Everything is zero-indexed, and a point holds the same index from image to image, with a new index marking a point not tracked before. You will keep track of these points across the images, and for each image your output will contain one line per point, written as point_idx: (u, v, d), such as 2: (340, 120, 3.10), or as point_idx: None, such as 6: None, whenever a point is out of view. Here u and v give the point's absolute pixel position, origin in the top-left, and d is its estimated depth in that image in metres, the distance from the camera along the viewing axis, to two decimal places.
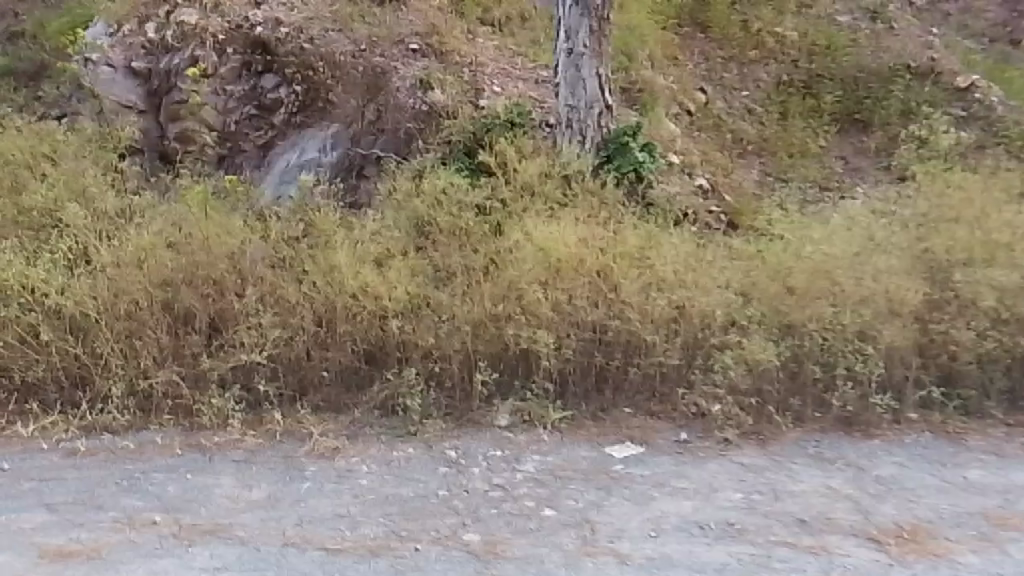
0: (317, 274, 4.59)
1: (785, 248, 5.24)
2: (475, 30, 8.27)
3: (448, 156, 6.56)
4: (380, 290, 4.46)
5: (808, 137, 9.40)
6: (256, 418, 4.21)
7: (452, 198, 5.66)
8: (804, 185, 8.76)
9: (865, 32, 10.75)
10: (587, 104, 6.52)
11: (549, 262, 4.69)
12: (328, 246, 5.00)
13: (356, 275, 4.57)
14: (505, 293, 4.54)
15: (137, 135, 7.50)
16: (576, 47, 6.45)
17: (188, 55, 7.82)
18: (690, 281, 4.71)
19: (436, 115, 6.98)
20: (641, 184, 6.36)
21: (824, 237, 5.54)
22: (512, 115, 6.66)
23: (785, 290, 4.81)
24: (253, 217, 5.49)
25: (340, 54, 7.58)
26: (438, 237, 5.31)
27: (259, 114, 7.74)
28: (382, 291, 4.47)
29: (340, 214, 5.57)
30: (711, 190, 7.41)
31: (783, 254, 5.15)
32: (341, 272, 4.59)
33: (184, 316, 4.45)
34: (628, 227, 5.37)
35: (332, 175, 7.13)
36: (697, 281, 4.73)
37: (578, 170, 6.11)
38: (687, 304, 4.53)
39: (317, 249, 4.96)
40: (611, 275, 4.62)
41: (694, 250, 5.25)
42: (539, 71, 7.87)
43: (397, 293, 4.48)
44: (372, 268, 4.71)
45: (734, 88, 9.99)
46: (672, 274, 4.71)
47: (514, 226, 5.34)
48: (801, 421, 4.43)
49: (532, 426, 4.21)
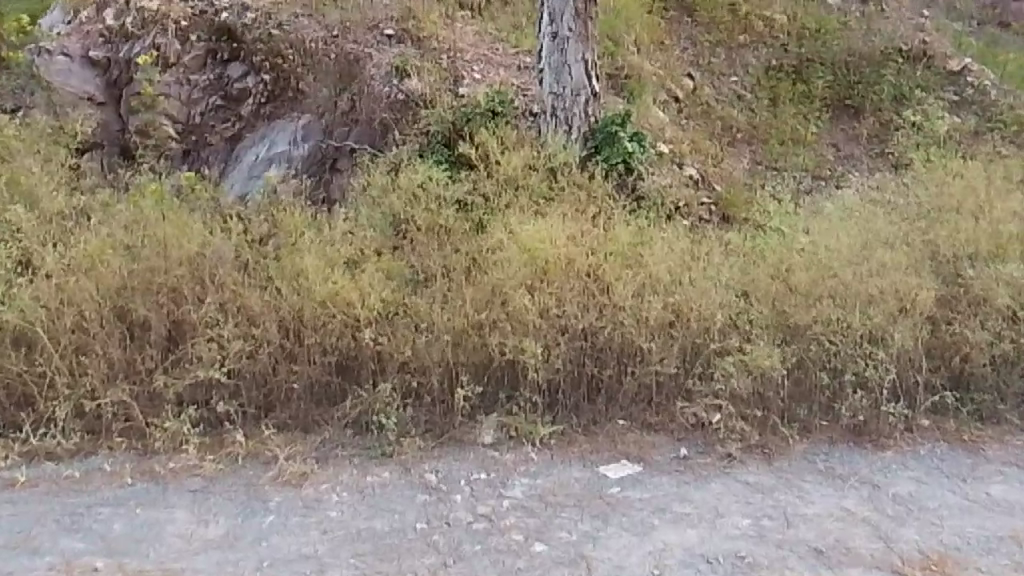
0: (285, 282, 4.31)
1: (779, 252, 5.04)
2: (454, 14, 7.85)
3: (427, 147, 6.16)
4: (352, 297, 4.12)
5: (800, 123, 9.09)
6: (217, 440, 3.87)
7: (431, 193, 5.33)
8: (796, 174, 8.44)
9: (855, 16, 10.49)
10: (573, 91, 6.16)
11: (534, 265, 4.39)
12: (296, 250, 4.62)
13: (327, 282, 4.23)
14: (488, 298, 4.21)
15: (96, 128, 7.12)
16: (560, 31, 6.10)
17: (149, 42, 7.40)
18: (686, 282, 4.41)
19: (413, 104, 6.57)
20: (631, 176, 6.02)
21: (820, 242, 5.30)
22: (494, 103, 6.27)
23: (786, 290, 4.56)
24: (214, 217, 5.10)
25: (311, 41, 7.16)
26: (416, 235, 4.95)
27: (225, 105, 7.35)
28: (354, 297, 4.13)
29: (310, 216, 5.20)
30: (701, 180, 7.09)
31: (777, 257, 4.94)
32: (312, 279, 4.28)
33: (137, 328, 4.10)
34: (618, 223, 5.05)
35: (305, 170, 6.75)
36: (694, 282, 4.43)
37: (564, 162, 5.77)
38: (684, 306, 4.22)
39: (285, 255, 4.57)
40: (602, 279, 4.33)
41: (690, 247, 4.93)
42: (521, 58, 7.50)
43: (370, 301, 4.15)
44: (344, 273, 4.39)
45: (722, 73, 9.65)
46: (667, 276, 4.42)
47: (498, 223, 4.99)
48: (808, 430, 4.12)
49: (519, 443, 3.87)
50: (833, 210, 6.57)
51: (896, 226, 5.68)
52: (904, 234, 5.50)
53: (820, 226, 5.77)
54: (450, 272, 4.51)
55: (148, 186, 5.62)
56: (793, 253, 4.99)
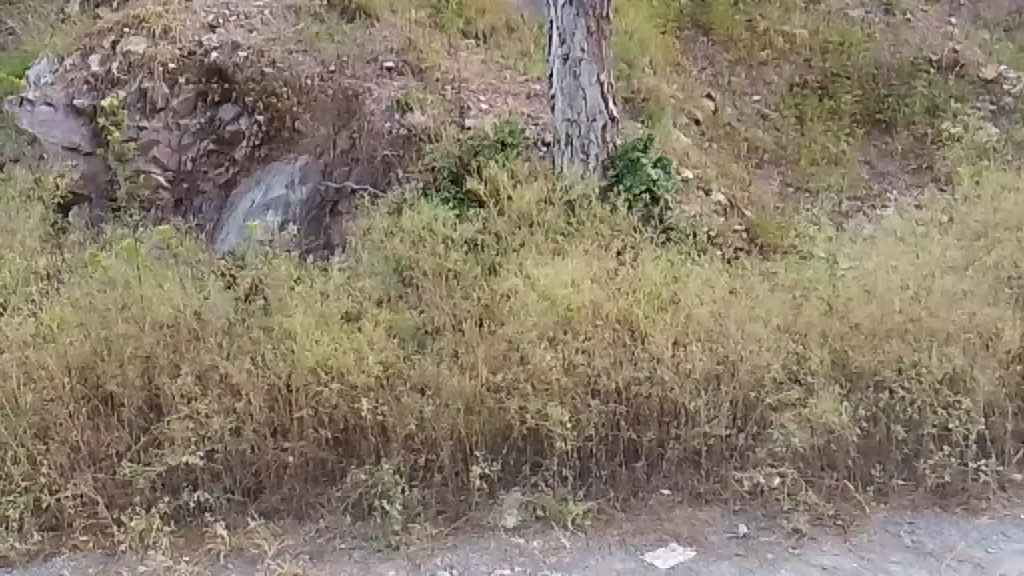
0: (272, 346, 3.78)
1: (830, 285, 4.48)
2: (458, 44, 7.41)
3: (433, 184, 5.63)
4: (348, 362, 3.58)
5: (829, 141, 8.52)
6: (197, 536, 3.33)
7: (438, 235, 4.82)
8: (829, 195, 7.86)
9: (879, 27, 9.95)
10: (589, 116, 5.63)
11: (556, 314, 3.85)
12: (285, 305, 4.09)
13: (318, 345, 3.70)
14: (505, 354, 3.66)
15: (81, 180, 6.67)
16: (572, 52, 5.57)
17: (136, 87, 6.98)
18: (731, 326, 3.83)
19: (416, 139, 6.10)
20: (657, 207, 5.46)
21: (875, 271, 4.71)
22: (501, 134, 5.73)
23: (847, 328, 3.97)
24: (198, 272, 4.59)
25: (307, 78, 6.73)
26: (421, 283, 4.42)
27: (218, 149, 6.92)
28: (350, 362, 3.60)
29: (301, 267, 4.66)
30: (730, 206, 6.50)
31: (830, 292, 4.36)
32: (301, 342, 3.74)
33: (104, 407, 3.59)
34: (647, 259, 4.50)
35: (303, 217, 6.28)
36: (740, 325, 3.85)
37: (583, 194, 5.25)
38: (731, 354, 3.65)
39: (274, 315, 4.04)
40: (633, 328, 3.78)
41: (730, 284, 4.36)
42: (530, 85, 7.02)
43: (369, 365, 3.60)
44: (340, 331, 3.85)
45: (743, 92, 9.13)
46: (709, 321, 3.85)
47: (512, 267, 4.44)
48: (885, 496, 3.49)
49: (548, 526, 3.30)
50: (877, 236, 5.99)
51: (954, 250, 5.09)
52: (964, 259, 4.91)
53: (869, 254, 5.21)
54: (460, 325, 3.96)
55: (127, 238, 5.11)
56: (847, 288, 4.42)
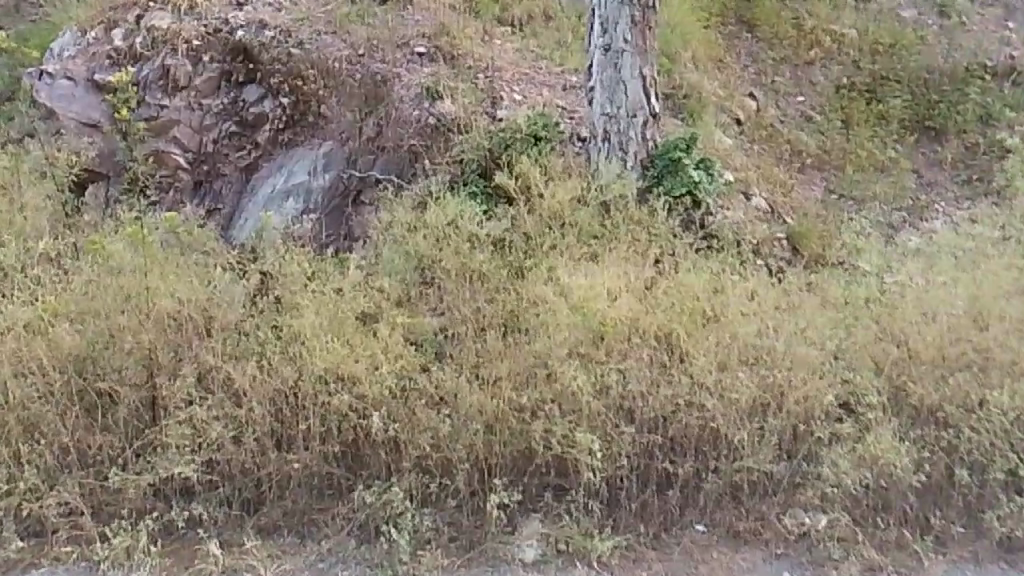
0: (281, 349, 3.51)
1: (884, 307, 4.13)
2: (492, 31, 7.09)
3: (460, 177, 5.31)
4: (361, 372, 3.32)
5: (876, 147, 8.10)
6: (187, 552, 3.06)
7: (463, 233, 4.52)
8: (873, 204, 7.45)
9: (932, 30, 9.50)
10: (629, 112, 5.30)
11: (587, 328, 3.55)
12: (296, 303, 3.82)
13: (329, 350, 3.43)
14: (531, 370, 3.37)
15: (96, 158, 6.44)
16: (614, 43, 5.24)
17: (158, 64, 6.74)
18: (779, 349, 3.51)
19: (445, 129, 5.80)
20: (698, 211, 5.12)
21: (933, 292, 4.34)
22: (534, 127, 5.41)
23: (905, 358, 3.63)
24: (207, 262, 4.32)
25: (334, 60, 6.45)
26: (444, 284, 4.13)
27: (240, 131, 6.67)
28: (363, 373, 3.33)
29: (317, 262, 4.38)
30: (769, 211, 6.14)
31: (886, 313, 4.01)
32: (313, 346, 3.47)
33: (98, 407, 3.34)
34: (687, 270, 4.19)
35: (324, 205, 6.02)
36: (789, 348, 3.53)
37: (619, 195, 4.92)
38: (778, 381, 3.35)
39: (286, 314, 3.77)
40: (672, 347, 3.48)
41: (776, 302, 4.03)
42: (566, 76, 6.68)
43: (384, 375, 3.33)
44: (354, 335, 3.57)
45: (787, 92, 8.72)
46: (755, 342, 3.53)
47: (542, 272, 4.14)
48: (945, 546, 3.14)
49: (570, 563, 3.00)
50: (928, 252, 5.61)
51: (1016, 273, 4.70)
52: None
53: (923, 274, 4.85)
54: (484, 333, 3.67)
55: (137, 222, 4.87)
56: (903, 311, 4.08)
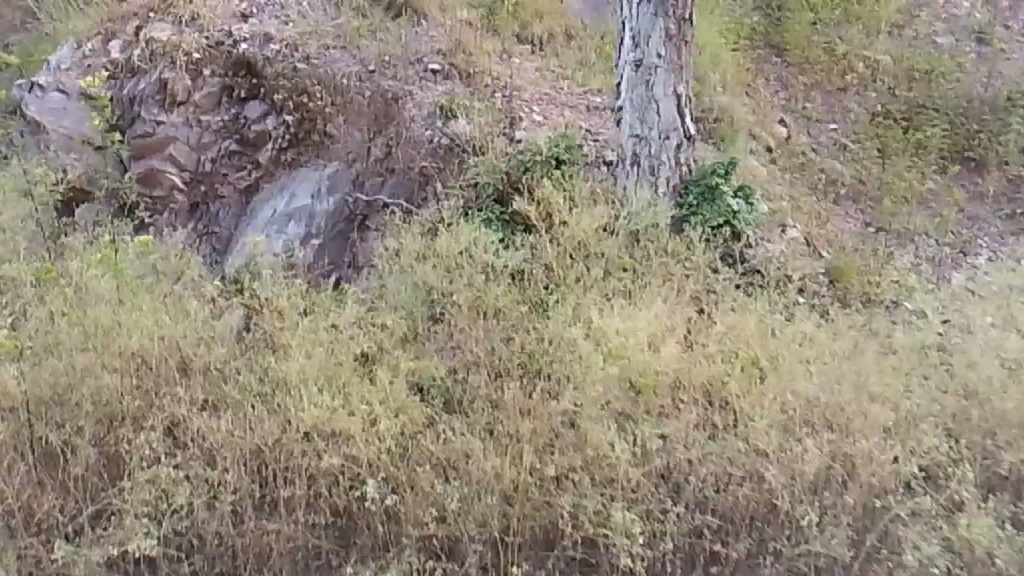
0: (266, 399, 3.03)
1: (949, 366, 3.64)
2: (510, 49, 6.64)
3: (475, 203, 4.84)
4: (356, 431, 2.82)
5: (914, 178, 7.50)
6: None
7: (478, 265, 4.08)
8: (916, 237, 6.88)
9: (971, 57, 8.97)
10: (661, 134, 4.83)
11: (621, 379, 3.06)
12: (285, 343, 3.32)
13: (320, 403, 2.93)
14: (555, 429, 2.88)
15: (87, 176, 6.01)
16: (646, 58, 4.78)
17: (156, 78, 6.34)
18: (844, 409, 3.02)
19: (458, 150, 5.38)
20: (737, 243, 4.63)
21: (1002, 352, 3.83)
22: (556, 149, 4.90)
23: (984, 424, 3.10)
24: (189, 293, 3.85)
25: (342, 76, 6.02)
26: (456, 321, 3.70)
27: (240, 150, 6.23)
28: (359, 431, 2.83)
29: (313, 295, 3.88)
30: (806, 243, 5.60)
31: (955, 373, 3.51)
32: (302, 395, 2.98)
33: (52, 462, 2.86)
34: (729, 315, 3.71)
35: (328, 230, 5.56)
36: (856, 406, 3.02)
37: (651, 225, 4.43)
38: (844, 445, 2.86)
39: (274, 355, 3.27)
40: (721, 405, 3.01)
41: (834, 352, 3.51)
42: (590, 97, 6.22)
43: (383, 434, 2.83)
44: (351, 381, 3.07)
45: (819, 119, 8.23)
46: (817, 399, 3.04)
47: (569, 315, 3.68)
48: None
49: None
50: (983, 299, 5.07)
51: None
52: None
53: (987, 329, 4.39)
54: (503, 385, 3.16)
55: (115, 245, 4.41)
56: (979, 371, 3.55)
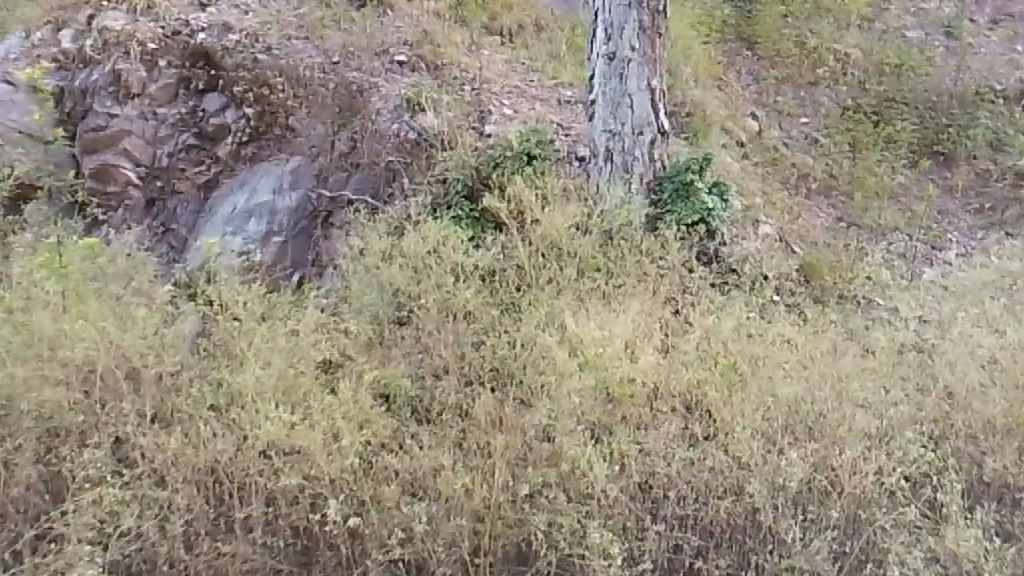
0: (220, 413, 2.84)
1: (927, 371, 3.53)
2: (479, 40, 6.46)
3: (443, 199, 4.66)
4: (316, 447, 2.65)
5: (884, 173, 7.40)
6: None
7: (446, 265, 3.93)
8: (887, 233, 6.76)
9: (940, 51, 8.91)
10: (634, 128, 4.70)
11: (598, 391, 2.95)
12: (239, 357, 3.09)
13: (278, 417, 2.75)
14: (530, 444, 2.74)
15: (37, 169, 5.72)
16: (620, 51, 4.65)
17: (108, 68, 6.06)
18: (828, 415, 2.93)
19: (426, 144, 5.18)
20: (712, 241, 4.53)
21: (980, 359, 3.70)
22: (527, 143, 4.75)
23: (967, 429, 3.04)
24: (142, 288, 3.69)
25: (306, 67, 5.82)
26: (424, 324, 3.57)
27: (199, 144, 6.00)
28: (319, 447, 2.66)
29: (272, 298, 3.69)
30: (778, 238, 5.50)
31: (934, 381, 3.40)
32: (260, 408, 2.82)
33: None
34: (706, 317, 3.59)
35: (291, 227, 5.38)
36: (839, 414, 2.94)
37: (625, 224, 4.33)
38: (829, 458, 2.75)
39: (227, 367, 3.06)
40: (703, 416, 2.91)
41: (815, 356, 3.40)
42: (561, 90, 6.07)
43: (347, 451, 2.67)
44: (312, 393, 2.92)
45: (791, 113, 8.15)
46: (800, 405, 2.96)
47: (544, 319, 3.55)
48: None
49: None
50: (958, 298, 4.97)
51: None
52: None
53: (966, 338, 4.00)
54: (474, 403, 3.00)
55: (57, 241, 4.12)
56: (960, 375, 3.46)
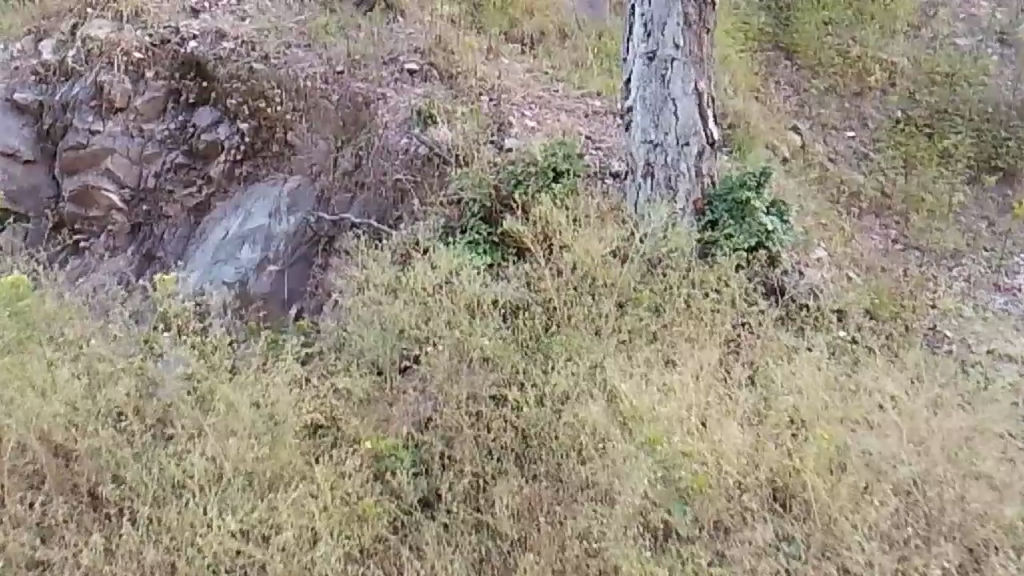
0: (159, 507, 2.43)
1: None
2: (497, 48, 5.84)
3: (457, 222, 3.99)
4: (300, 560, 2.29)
5: (934, 189, 5.87)
6: None
7: (460, 302, 3.29)
8: (947, 260, 5.32)
9: (995, 59, 7.19)
10: (681, 140, 4.02)
11: (672, 478, 2.50)
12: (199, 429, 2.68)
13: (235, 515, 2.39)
14: (570, 555, 2.33)
15: (17, 206, 5.42)
16: (661, 49, 3.97)
17: (90, 81, 5.50)
18: (924, 502, 2.44)
19: (438, 160, 4.55)
20: (776, 269, 3.85)
21: None
22: (553, 158, 4.09)
23: None
24: (80, 340, 3.12)
25: (306, 77, 5.20)
26: (433, 376, 2.99)
27: (189, 163, 5.39)
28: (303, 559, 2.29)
29: (246, 353, 3.13)
30: (834, 264, 4.68)
31: None
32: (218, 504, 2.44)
33: None
34: (785, 373, 2.98)
35: (288, 255, 4.74)
36: (939, 497, 2.45)
37: (677, 250, 3.61)
38: (921, 561, 2.27)
39: (176, 444, 2.63)
40: (776, 504, 2.45)
41: (915, 422, 2.73)
42: (590, 100, 5.41)
43: (325, 564, 2.28)
44: (290, 481, 2.54)
45: (835, 126, 6.54)
46: (888, 487, 2.47)
47: (587, 386, 2.89)
48: None
49: None
50: None
51: None
52: None
53: None
54: (494, 483, 2.61)
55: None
56: None
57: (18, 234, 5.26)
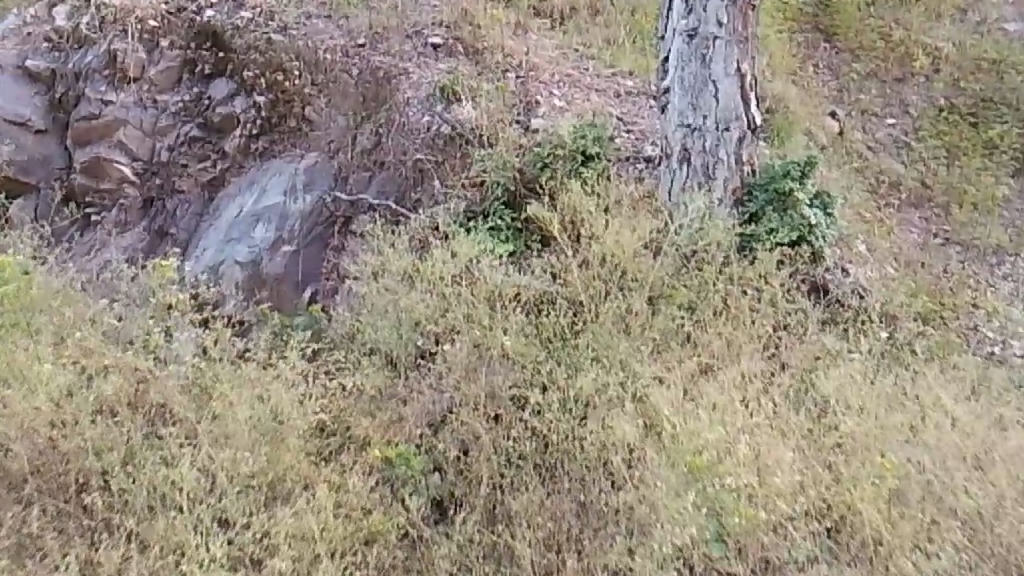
0: (149, 519, 2.26)
1: None
2: (526, 23, 5.57)
3: (479, 206, 3.77)
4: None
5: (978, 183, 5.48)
6: None
7: (480, 294, 3.07)
8: (990, 257, 4.96)
9: None
10: (721, 124, 3.76)
11: (714, 510, 2.30)
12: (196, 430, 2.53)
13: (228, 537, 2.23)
14: None
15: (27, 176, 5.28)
16: (702, 27, 3.70)
17: (103, 50, 5.31)
18: (983, 536, 2.23)
19: (461, 140, 4.32)
20: (819, 266, 3.60)
21: None
22: (582, 140, 3.84)
23: None
24: (76, 328, 2.96)
25: (326, 50, 4.98)
26: (450, 374, 2.79)
27: (203, 136, 5.18)
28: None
29: (252, 346, 2.95)
30: (876, 261, 4.34)
31: None
32: (214, 519, 2.28)
33: None
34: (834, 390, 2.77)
35: (303, 235, 4.53)
36: (1001, 534, 2.23)
37: (717, 244, 3.37)
38: None
39: (169, 448, 2.46)
40: (821, 537, 2.25)
41: (971, 443, 2.51)
42: (621, 80, 5.14)
43: None
44: (291, 496, 2.37)
45: (875, 112, 6.11)
46: (943, 521, 2.26)
47: (617, 393, 2.69)
48: None
49: None
50: None
51: None
52: None
53: None
54: (512, 501, 2.41)
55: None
56: None
57: (25, 210, 5.17)
